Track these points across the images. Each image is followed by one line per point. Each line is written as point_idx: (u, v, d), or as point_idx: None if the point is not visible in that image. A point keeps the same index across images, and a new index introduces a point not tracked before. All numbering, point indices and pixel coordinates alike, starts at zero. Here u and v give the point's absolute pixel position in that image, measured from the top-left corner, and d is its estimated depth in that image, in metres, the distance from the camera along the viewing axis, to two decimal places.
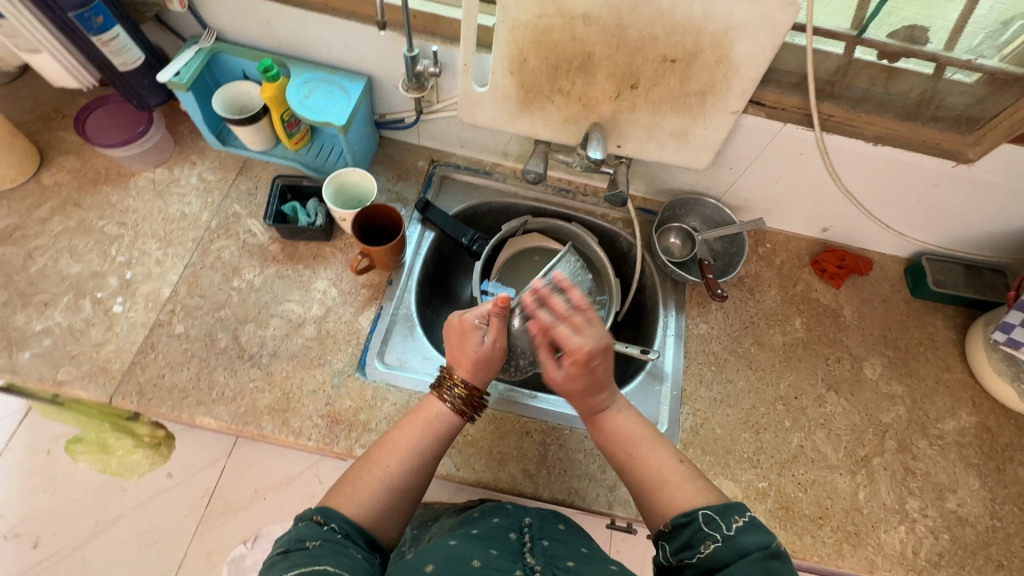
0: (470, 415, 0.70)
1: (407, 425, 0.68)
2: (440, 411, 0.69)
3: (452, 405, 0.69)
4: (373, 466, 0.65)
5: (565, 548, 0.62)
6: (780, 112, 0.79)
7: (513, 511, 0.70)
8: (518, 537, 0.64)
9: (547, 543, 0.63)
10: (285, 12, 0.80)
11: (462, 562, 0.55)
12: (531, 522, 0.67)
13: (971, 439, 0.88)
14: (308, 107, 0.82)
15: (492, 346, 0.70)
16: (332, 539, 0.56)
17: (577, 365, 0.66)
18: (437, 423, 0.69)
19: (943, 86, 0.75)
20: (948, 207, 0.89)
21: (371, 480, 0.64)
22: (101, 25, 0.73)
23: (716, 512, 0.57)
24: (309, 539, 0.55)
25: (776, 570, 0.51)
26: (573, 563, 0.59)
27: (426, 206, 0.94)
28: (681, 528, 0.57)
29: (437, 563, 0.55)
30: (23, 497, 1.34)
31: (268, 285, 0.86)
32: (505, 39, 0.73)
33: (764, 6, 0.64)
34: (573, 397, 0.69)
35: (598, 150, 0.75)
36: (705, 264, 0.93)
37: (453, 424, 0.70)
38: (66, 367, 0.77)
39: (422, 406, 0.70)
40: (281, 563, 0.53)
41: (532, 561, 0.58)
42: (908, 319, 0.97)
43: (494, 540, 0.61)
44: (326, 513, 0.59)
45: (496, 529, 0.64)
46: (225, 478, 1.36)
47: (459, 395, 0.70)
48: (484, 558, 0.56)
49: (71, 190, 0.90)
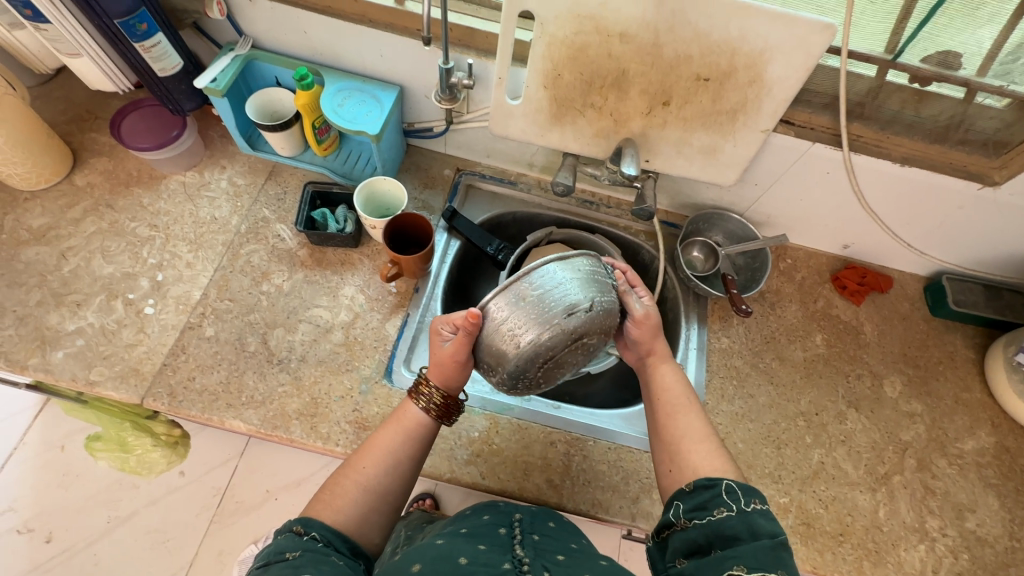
0: (443, 419, 0.70)
1: (384, 428, 0.68)
2: (414, 414, 0.69)
3: (425, 409, 0.69)
4: (351, 469, 0.65)
5: (555, 543, 0.63)
6: (809, 131, 0.80)
7: (505, 508, 0.70)
8: (509, 532, 0.64)
9: (537, 537, 0.64)
10: (323, 22, 0.81)
11: (449, 560, 0.56)
12: (522, 518, 0.68)
13: (989, 459, 0.88)
14: (341, 116, 0.83)
15: (456, 356, 0.65)
16: (313, 549, 0.55)
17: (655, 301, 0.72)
18: (412, 428, 0.69)
19: (973, 110, 0.75)
20: (972, 228, 0.90)
21: (350, 484, 0.63)
22: (145, 32, 0.75)
23: (738, 487, 0.55)
24: (289, 550, 0.54)
25: (784, 561, 0.49)
26: (563, 557, 0.60)
27: (453, 215, 0.95)
28: (700, 489, 0.56)
29: (424, 563, 0.56)
30: (37, 492, 1.34)
31: (297, 290, 0.87)
32: (540, 55, 0.74)
33: (800, 29, 0.65)
34: (646, 342, 0.72)
35: (631, 165, 0.76)
36: (729, 279, 0.94)
37: (428, 427, 0.70)
38: (99, 367, 0.78)
39: (398, 410, 0.70)
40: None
41: (521, 553, 0.58)
42: (928, 338, 0.98)
43: (483, 537, 0.62)
44: (305, 522, 0.58)
45: (486, 526, 0.65)
46: (236, 479, 1.37)
47: (430, 400, 0.69)
48: (471, 554, 0.57)
49: (103, 191, 0.91)
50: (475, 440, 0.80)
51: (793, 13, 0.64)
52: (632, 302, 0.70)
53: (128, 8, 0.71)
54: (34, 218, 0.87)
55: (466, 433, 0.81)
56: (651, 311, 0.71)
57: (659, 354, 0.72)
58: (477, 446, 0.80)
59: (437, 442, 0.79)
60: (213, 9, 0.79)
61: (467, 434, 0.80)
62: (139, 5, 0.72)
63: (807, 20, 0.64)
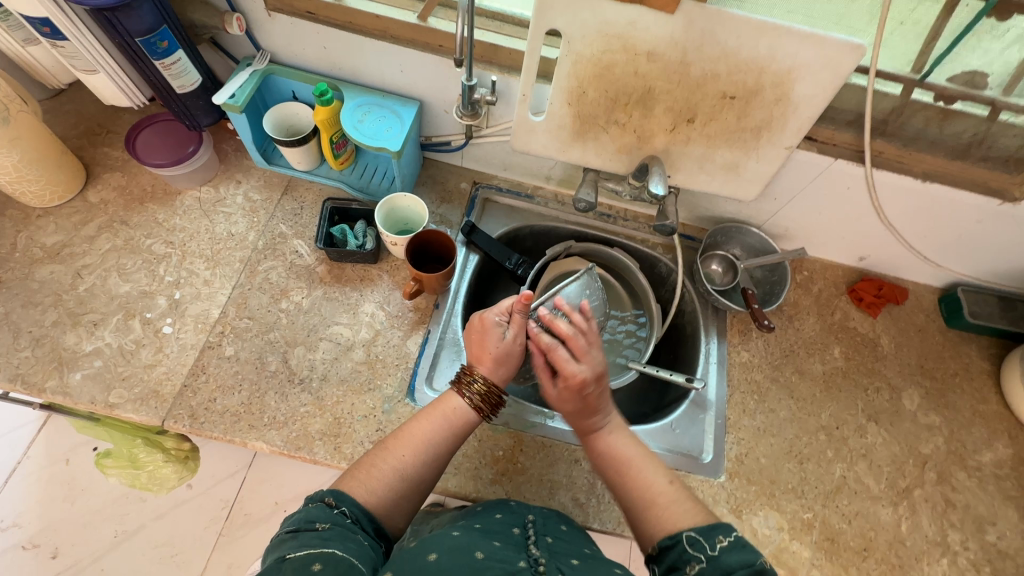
0: (486, 414, 0.70)
1: (425, 416, 0.67)
2: (459, 405, 0.69)
3: (471, 401, 0.69)
4: (388, 452, 0.64)
5: (568, 545, 0.62)
6: (831, 147, 0.81)
7: (517, 508, 0.69)
8: (523, 532, 0.63)
9: (551, 539, 0.62)
10: (343, 38, 0.81)
11: (466, 553, 0.54)
12: (535, 519, 0.66)
13: (1008, 471, 0.88)
14: (362, 131, 0.82)
15: (512, 342, 0.71)
16: (341, 524, 0.55)
17: (570, 390, 0.67)
18: (454, 417, 0.68)
19: (996, 128, 0.76)
20: (988, 242, 0.90)
21: (386, 469, 0.63)
22: (166, 49, 0.75)
23: (699, 533, 0.56)
24: (319, 520, 0.55)
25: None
26: (577, 561, 0.59)
27: (472, 229, 0.94)
28: (666, 550, 0.57)
29: (440, 552, 0.54)
30: (42, 506, 1.26)
31: (316, 307, 0.86)
32: (566, 72, 0.73)
33: (829, 50, 0.65)
34: (568, 415, 0.70)
35: (658, 184, 0.75)
36: (749, 293, 0.94)
37: (469, 421, 0.69)
38: (118, 389, 0.77)
39: (441, 399, 0.70)
40: (291, 543, 0.53)
41: (536, 553, 0.58)
42: (944, 349, 0.98)
43: (497, 534, 0.61)
44: (338, 496, 0.58)
45: (499, 524, 0.63)
46: (246, 491, 1.30)
47: (478, 391, 0.69)
48: (488, 550, 0.56)
49: (117, 208, 0.90)
50: (499, 459, 0.80)
51: (822, 33, 0.64)
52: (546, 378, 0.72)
53: (149, 26, 0.71)
54: (48, 235, 0.86)
55: (490, 452, 0.80)
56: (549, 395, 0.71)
57: (584, 427, 0.70)
58: (502, 465, 0.80)
59: (462, 461, 0.79)
60: (232, 24, 0.78)
61: (492, 453, 0.80)
62: (160, 22, 0.72)
63: (836, 41, 0.64)
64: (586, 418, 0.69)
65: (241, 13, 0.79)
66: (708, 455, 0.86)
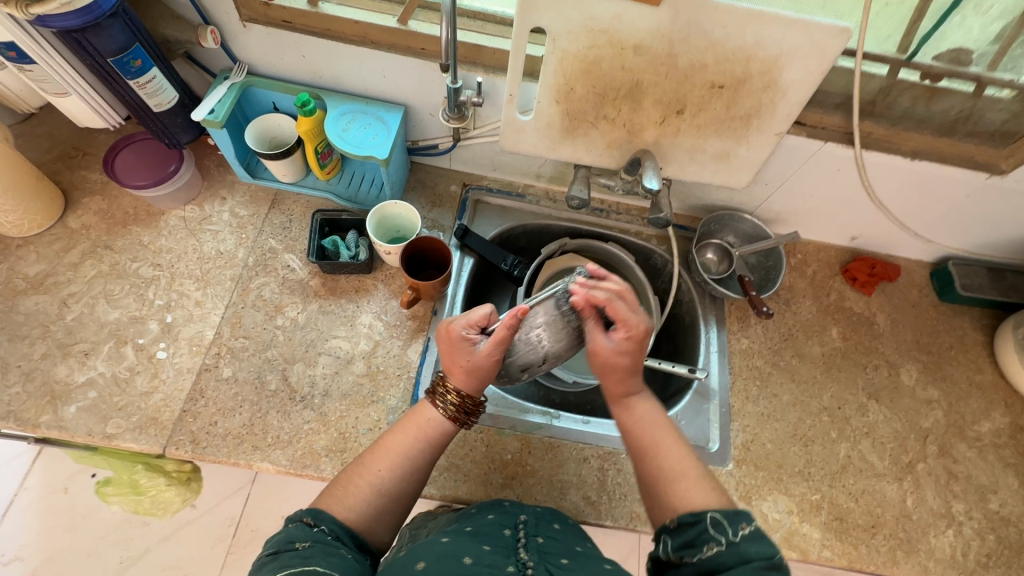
0: (463, 422, 0.67)
1: (400, 429, 0.65)
2: (431, 415, 0.66)
3: (446, 412, 0.66)
4: (365, 468, 0.62)
5: (559, 545, 0.59)
6: (820, 131, 0.81)
7: (509, 508, 0.66)
8: (513, 533, 0.60)
9: (542, 540, 0.60)
10: (321, 45, 0.78)
11: (454, 559, 0.52)
12: (527, 519, 0.64)
13: (1006, 439, 0.90)
14: (348, 140, 0.81)
15: (487, 357, 0.64)
16: (321, 540, 0.54)
17: (632, 340, 0.64)
18: (428, 429, 0.66)
19: (981, 104, 0.77)
20: (976, 215, 0.91)
21: (364, 485, 0.61)
22: (139, 68, 0.73)
23: (723, 516, 0.54)
24: (299, 539, 0.53)
25: None
26: (568, 560, 0.56)
27: (465, 233, 0.93)
28: (686, 526, 0.55)
29: (429, 560, 0.53)
30: (43, 537, 1.23)
31: (313, 321, 0.84)
32: (552, 70, 0.72)
33: (816, 35, 0.65)
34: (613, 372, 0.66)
35: (652, 177, 0.74)
36: (746, 281, 0.95)
37: (446, 431, 0.66)
38: (115, 419, 0.75)
39: (416, 411, 0.67)
40: (270, 565, 0.51)
41: (525, 556, 0.55)
42: (939, 323, 0.99)
43: (487, 537, 0.59)
44: (316, 514, 0.57)
45: (490, 525, 0.61)
46: (251, 507, 1.29)
47: (453, 402, 0.66)
48: (476, 555, 0.54)
49: (100, 232, 0.87)
50: (508, 463, 0.80)
51: (808, 18, 0.63)
52: (591, 333, 0.66)
53: (122, 45, 0.69)
54: (30, 265, 0.84)
55: (499, 456, 0.80)
56: (603, 348, 0.64)
57: (615, 394, 0.68)
58: (511, 468, 0.79)
59: (471, 468, 0.78)
60: (207, 38, 0.76)
61: (501, 457, 0.80)
62: (132, 40, 0.70)
63: (822, 25, 0.63)
64: (626, 380, 0.67)
65: (215, 26, 0.77)
66: (715, 444, 0.86)
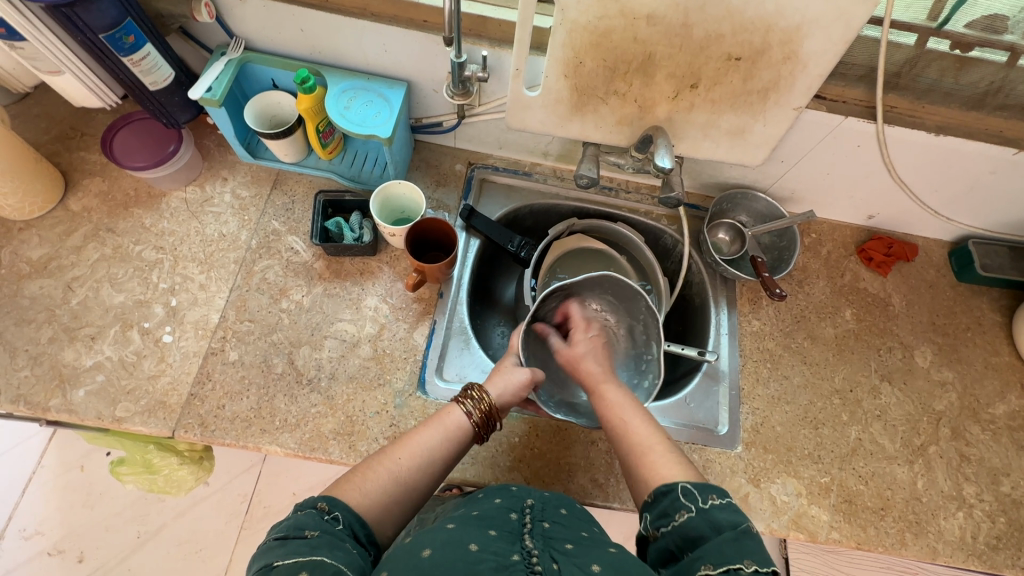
0: (481, 433, 0.69)
1: (429, 424, 0.66)
2: (459, 415, 0.68)
3: (472, 415, 0.68)
4: (386, 455, 0.62)
5: (566, 531, 0.59)
6: (841, 105, 0.78)
7: (517, 491, 0.66)
8: (520, 518, 0.60)
9: (548, 525, 0.59)
10: (319, 18, 0.75)
11: (459, 547, 0.52)
12: (533, 504, 0.63)
13: (1021, 422, 0.88)
14: (349, 119, 0.78)
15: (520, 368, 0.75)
16: (331, 532, 0.52)
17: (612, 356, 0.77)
18: (454, 431, 0.67)
19: (1014, 75, 0.75)
20: (1001, 193, 0.88)
21: (381, 471, 0.60)
22: (132, 45, 0.71)
23: (695, 487, 0.55)
24: (308, 527, 0.51)
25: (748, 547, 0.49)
26: (572, 546, 0.56)
27: (471, 213, 0.91)
28: (660, 497, 0.56)
29: (434, 547, 0.52)
30: (60, 514, 1.26)
31: (318, 305, 0.84)
32: (561, 42, 0.69)
33: (842, 2, 0.61)
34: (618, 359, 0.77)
35: (664, 156, 0.71)
36: (759, 262, 0.91)
37: (467, 436, 0.68)
38: (123, 403, 0.75)
39: (441, 410, 0.69)
40: (278, 551, 0.49)
41: (530, 544, 0.55)
42: (955, 304, 0.96)
43: (494, 522, 0.58)
44: (331, 500, 0.55)
45: (496, 510, 0.61)
46: (262, 484, 1.32)
47: (482, 407, 0.69)
48: (482, 542, 0.54)
49: (101, 215, 0.86)
50: (516, 446, 0.79)
51: None
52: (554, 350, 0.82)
53: (113, 20, 0.67)
54: (33, 249, 0.83)
55: (506, 438, 0.80)
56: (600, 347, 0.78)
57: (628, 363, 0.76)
58: (519, 451, 0.79)
59: (478, 451, 0.78)
60: (201, 12, 0.73)
61: (507, 440, 0.79)
62: (123, 15, 0.68)
63: None
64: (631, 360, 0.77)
65: None
66: (723, 427, 0.85)
